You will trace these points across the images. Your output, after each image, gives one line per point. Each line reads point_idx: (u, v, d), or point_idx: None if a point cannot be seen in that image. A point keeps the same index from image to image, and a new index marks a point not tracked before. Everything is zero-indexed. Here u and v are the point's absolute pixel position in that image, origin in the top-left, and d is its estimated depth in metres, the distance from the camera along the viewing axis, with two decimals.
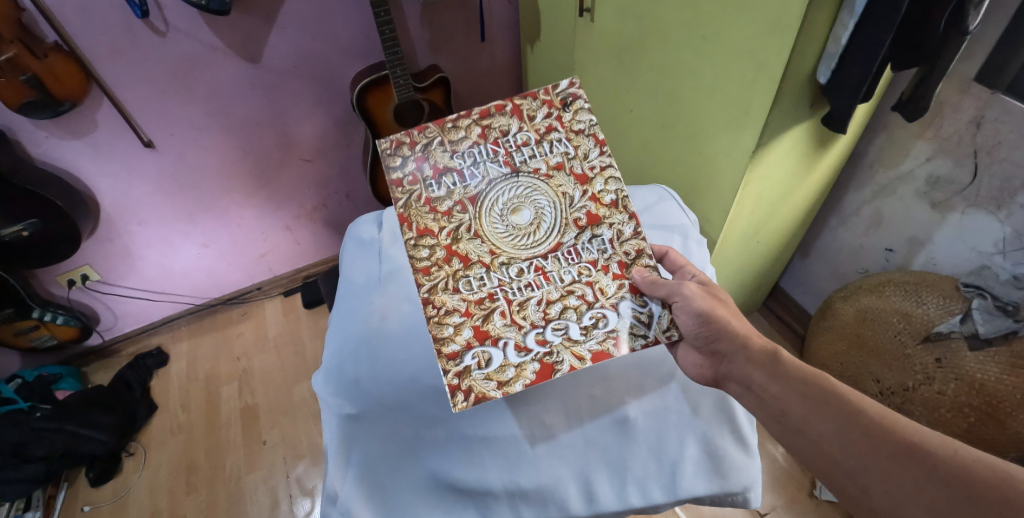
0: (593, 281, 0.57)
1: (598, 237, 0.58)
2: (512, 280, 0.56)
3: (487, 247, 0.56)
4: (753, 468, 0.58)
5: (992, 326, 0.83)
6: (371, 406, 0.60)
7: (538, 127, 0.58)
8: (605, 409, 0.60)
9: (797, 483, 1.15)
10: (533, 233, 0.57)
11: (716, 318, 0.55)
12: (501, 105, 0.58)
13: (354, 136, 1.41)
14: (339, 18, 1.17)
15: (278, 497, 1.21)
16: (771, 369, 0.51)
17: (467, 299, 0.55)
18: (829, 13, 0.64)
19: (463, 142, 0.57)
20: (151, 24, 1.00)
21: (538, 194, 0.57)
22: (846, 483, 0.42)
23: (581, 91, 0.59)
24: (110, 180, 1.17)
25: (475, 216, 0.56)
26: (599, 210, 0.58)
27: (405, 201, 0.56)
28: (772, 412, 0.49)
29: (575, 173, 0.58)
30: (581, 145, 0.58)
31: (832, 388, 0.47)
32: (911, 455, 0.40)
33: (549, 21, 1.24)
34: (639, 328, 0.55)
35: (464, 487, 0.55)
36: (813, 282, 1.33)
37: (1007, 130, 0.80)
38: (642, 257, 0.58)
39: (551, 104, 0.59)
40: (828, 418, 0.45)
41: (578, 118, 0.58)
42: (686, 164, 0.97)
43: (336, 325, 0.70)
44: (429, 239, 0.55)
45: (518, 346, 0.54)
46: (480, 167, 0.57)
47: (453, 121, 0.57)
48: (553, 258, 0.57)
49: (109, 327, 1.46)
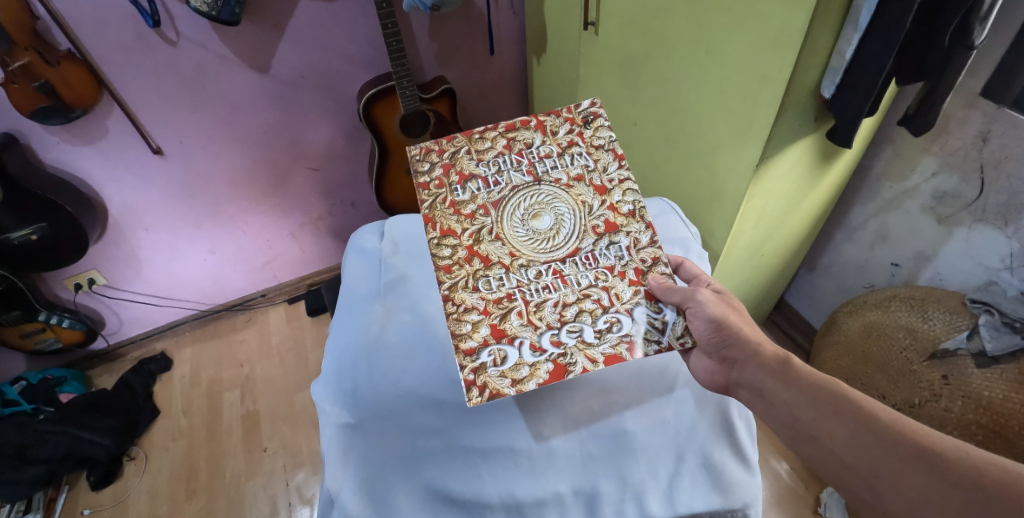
0: (609, 286, 0.56)
1: (615, 244, 0.58)
2: (531, 281, 0.56)
3: (507, 249, 0.56)
4: (754, 484, 0.57)
5: (1000, 343, 0.82)
6: (371, 415, 0.60)
7: (560, 142, 0.60)
8: (603, 422, 0.60)
9: (801, 500, 1.13)
10: (552, 239, 0.57)
11: (729, 325, 0.55)
12: (526, 121, 0.60)
13: (360, 145, 1.42)
14: (347, 29, 1.18)
15: (277, 505, 1.21)
16: (781, 375, 0.50)
17: (486, 298, 0.54)
18: (832, 27, 0.65)
19: (489, 152, 0.59)
20: (163, 33, 1.02)
21: (558, 201, 0.58)
22: (858, 485, 0.41)
23: (602, 110, 0.61)
24: (119, 186, 1.19)
25: (496, 220, 0.57)
26: (617, 218, 0.58)
27: (430, 203, 0.57)
28: (782, 418, 0.49)
29: (595, 185, 0.59)
30: (601, 159, 0.59)
31: (844, 393, 0.46)
32: (921, 457, 0.39)
33: (554, 34, 1.25)
34: (653, 334, 0.54)
35: (461, 499, 0.54)
36: (819, 296, 1.32)
37: (1013, 145, 0.80)
38: (658, 265, 0.57)
39: (573, 122, 0.61)
40: (838, 422, 0.44)
41: (598, 135, 0.60)
42: (690, 178, 0.97)
43: (336, 335, 0.70)
44: (451, 240, 0.56)
45: (533, 346, 0.53)
46: (504, 175, 0.58)
47: (481, 133, 0.60)
48: (571, 263, 0.57)
49: (114, 331, 1.47)
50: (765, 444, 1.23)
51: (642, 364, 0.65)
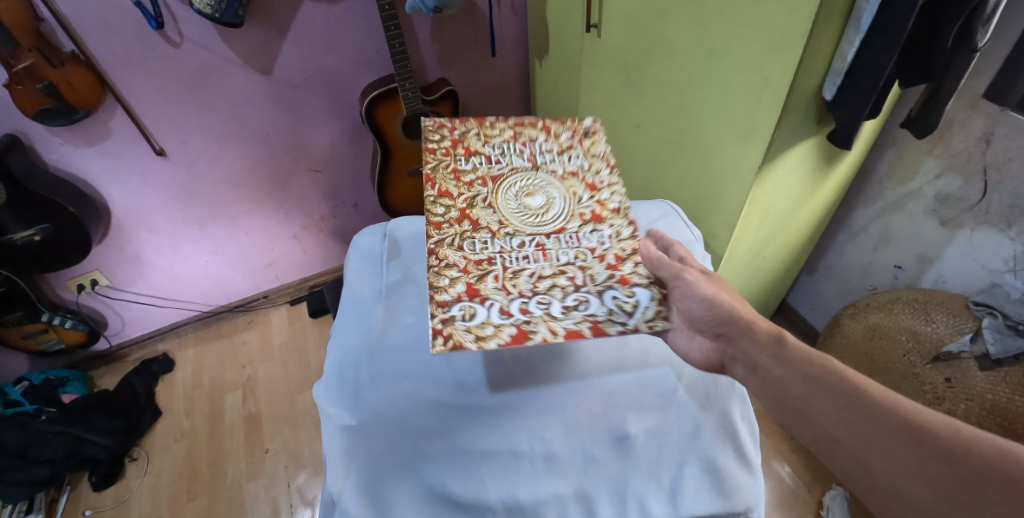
0: (586, 266, 0.55)
1: (598, 232, 0.59)
2: (513, 249, 0.55)
3: (497, 217, 0.58)
4: (756, 488, 0.55)
5: (1003, 346, 0.81)
6: (370, 417, 0.58)
7: (561, 143, 0.67)
8: (604, 425, 0.58)
9: (804, 503, 1.13)
10: (541, 217, 0.59)
11: (720, 302, 0.54)
12: (535, 122, 0.69)
13: (363, 147, 1.42)
14: (350, 31, 1.19)
15: (278, 506, 1.21)
16: (775, 352, 0.48)
17: (467, 257, 0.54)
18: (835, 30, 0.65)
19: (496, 137, 0.66)
20: (167, 35, 1.02)
21: (550, 186, 0.62)
22: (846, 461, 0.39)
23: (602, 129, 0.69)
24: (122, 187, 1.19)
25: (491, 192, 0.60)
26: (602, 211, 0.61)
27: (434, 167, 0.61)
28: (772, 393, 0.47)
29: (587, 182, 0.63)
30: (594, 164, 0.65)
31: (835, 371, 0.44)
32: (911, 433, 0.37)
33: (556, 37, 1.25)
34: (619, 316, 0.51)
35: (464, 502, 0.53)
36: (821, 299, 1.31)
37: (1016, 147, 0.80)
38: (635, 256, 0.58)
39: (575, 132, 0.68)
40: (829, 397, 0.42)
41: (596, 146, 0.67)
42: (692, 180, 0.97)
43: (337, 336, 0.68)
44: (446, 200, 0.58)
45: (502, 310, 0.50)
46: (506, 157, 0.64)
47: (493, 123, 0.68)
48: (555, 238, 0.57)
49: (116, 332, 1.47)
50: (768, 447, 1.23)
51: (643, 362, 0.64)
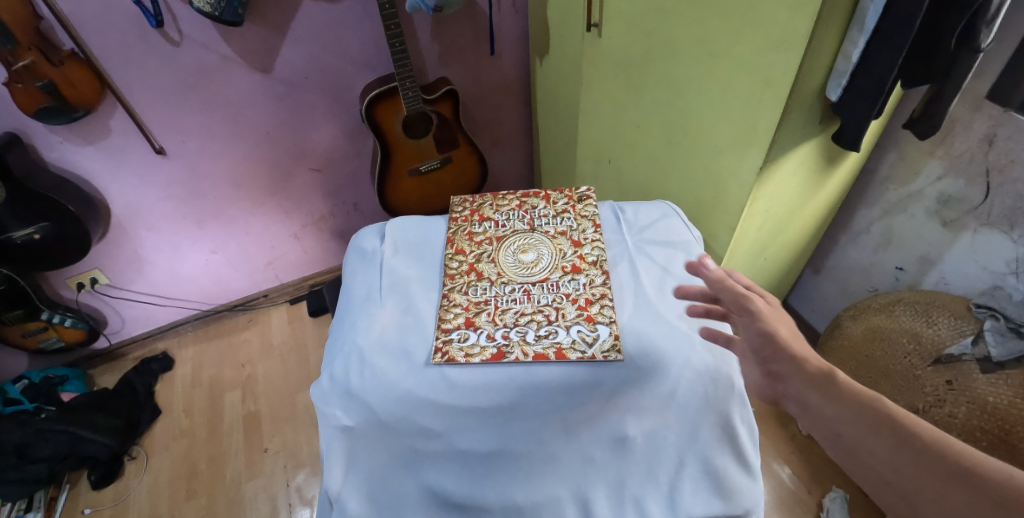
0: (560, 308, 0.67)
1: (576, 280, 0.70)
2: (505, 294, 0.69)
3: (497, 269, 0.73)
4: (756, 491, 0.54)
5: (1005, 349, 0.82)
6: (369, 420, 0.57)
7: (558, 207, 0.82)
8: (604, 425, 0.55)
9: (803, 505, 1.12)
10: (532, 268, 0.72)
11: (779, 338, 0.50)
12: (538, 192, 0.85)
13: (363, 146, 1.42)
14: (350, 30, 1.18)
15: (277, 506, 1.20)
16: (827, 390, 0.44)
17: (470, 300, 0.69)
18: (837, 30, 0.64)
19: (505, 205, 0.83)
20: (167, 34, 1.02)
21: (542, 245, 0.76)
22: (901, 507, 0.36)
23: (593, 196, 0.83)
24: (121, 186, 1.19)
25: (495, 249, 0.75)
26: (582, 264, 0.72)
27: (455, 231, 0.79)
28: (823, 432, 0.43)
29: (573, 239, 0.76)
30: (583, 224, 0.78)
31: (890, 411, 0.40)
32: (968, 481, 0.34)
33: (557, 37, 1.25)
34: (580, 345, 0.61)
35: (458, 503, 0.51)
36: (822, 300, 1.31)
37: (1019, 148, 0.79)
38: (605, 299, 0.67)
39: (571, 198, 0.83)
40: (879, 438, 0.39)
41: (586, 209, 0.81)
42: (693, 181, 0.97)
43: (336, 336, 0.67)
44: (460, 256, 0.74)
45: (489, 335, 0.64)
46: (511, 221, 0.80)
47: (504, 194, 0.85)
48: (539, 286, 0.70)
49: (116, 331, 1.47)
50: (768, 449, 1.23)
51: (645, 358, 0.60)
